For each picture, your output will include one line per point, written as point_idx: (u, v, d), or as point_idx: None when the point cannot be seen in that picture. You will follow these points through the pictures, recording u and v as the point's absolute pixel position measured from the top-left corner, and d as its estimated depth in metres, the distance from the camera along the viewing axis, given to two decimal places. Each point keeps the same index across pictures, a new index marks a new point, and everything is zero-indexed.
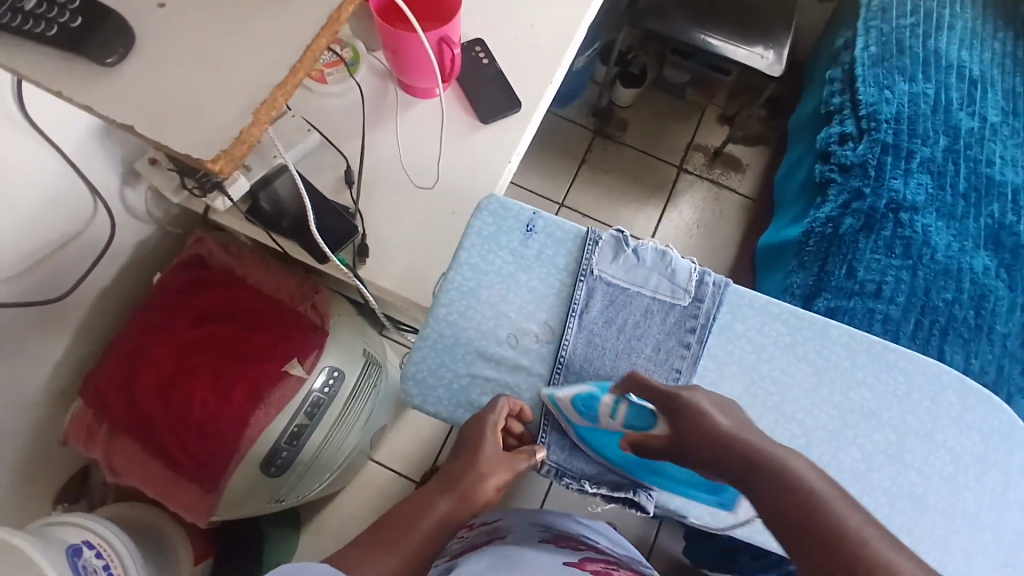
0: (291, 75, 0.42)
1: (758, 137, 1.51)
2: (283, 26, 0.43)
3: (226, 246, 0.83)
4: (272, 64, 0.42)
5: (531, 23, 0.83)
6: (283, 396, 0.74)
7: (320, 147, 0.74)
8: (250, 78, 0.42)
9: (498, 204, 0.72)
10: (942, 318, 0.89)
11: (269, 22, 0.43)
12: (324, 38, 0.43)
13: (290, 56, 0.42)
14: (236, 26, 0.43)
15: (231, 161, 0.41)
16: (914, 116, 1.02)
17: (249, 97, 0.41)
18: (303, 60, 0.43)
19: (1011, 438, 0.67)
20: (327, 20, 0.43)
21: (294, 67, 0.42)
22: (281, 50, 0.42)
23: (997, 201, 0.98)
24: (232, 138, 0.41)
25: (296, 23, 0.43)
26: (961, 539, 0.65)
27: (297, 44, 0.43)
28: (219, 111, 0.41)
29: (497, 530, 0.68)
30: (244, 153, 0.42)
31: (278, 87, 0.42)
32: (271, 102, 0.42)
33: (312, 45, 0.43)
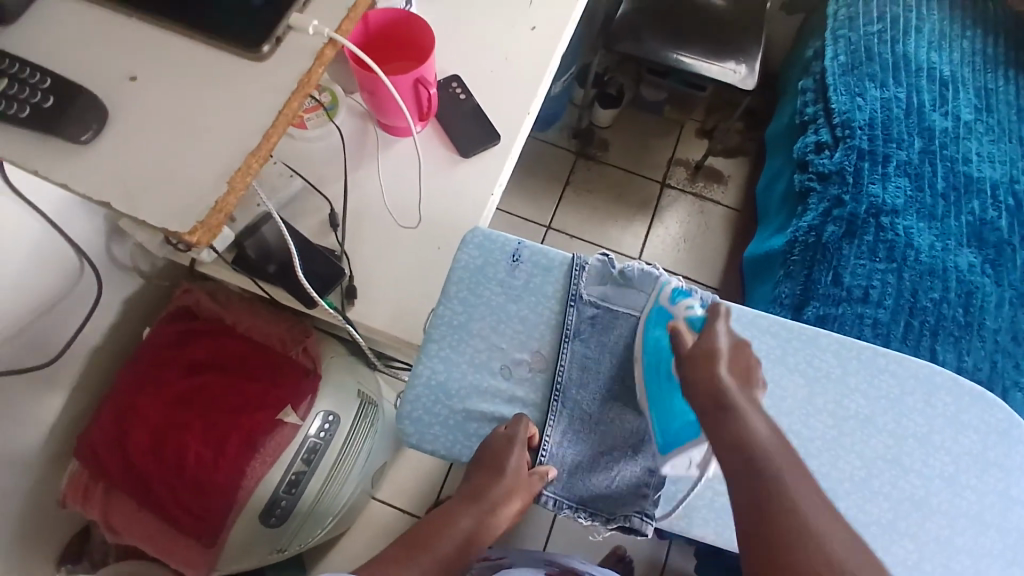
0: (264, 141, 0.43)
1: (737, 148, 1.53)
2: (254, 91, 0.44)
3: (213, 296, 0.83)
4: (246, 128, 0.43)
5: (504, 56, 0.84)
6: (278, 445, 0.73)
7: (303, 192, 0.75)
8: (224, 144, 0.42)
9: (483, 236, 0.72)
10: (932, 318, 0.90)
11: (239, 85, 0.44)
12: (295, 100, 0.44)
13: (263, 121, 0.43)
14: (208, 92, 0.43)
15: (208, 232, 0.41)
16: (887, 121, 1.04)
17: (223, 163, 0.42)
18: (277, 123, 0.43)
19: (1008, 435, 0.67)
20: (298, 83, 0.44)
21: (267, 131, 0.43)
22: (253, 114, 0.43)
23: (977, 197, 1.00)
24: (207, 208, 0.41)
25: (265, 86, 0.44)
26: (968, 540, 0.65)
27: (268, 107, 0.43)
28: (194, 179, 0.42)
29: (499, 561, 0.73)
30: (221, 221, 0.42)
31: (253, 153, 0.42)
32: (245, 169, 0.42)
33: (286, 108, 0.43)
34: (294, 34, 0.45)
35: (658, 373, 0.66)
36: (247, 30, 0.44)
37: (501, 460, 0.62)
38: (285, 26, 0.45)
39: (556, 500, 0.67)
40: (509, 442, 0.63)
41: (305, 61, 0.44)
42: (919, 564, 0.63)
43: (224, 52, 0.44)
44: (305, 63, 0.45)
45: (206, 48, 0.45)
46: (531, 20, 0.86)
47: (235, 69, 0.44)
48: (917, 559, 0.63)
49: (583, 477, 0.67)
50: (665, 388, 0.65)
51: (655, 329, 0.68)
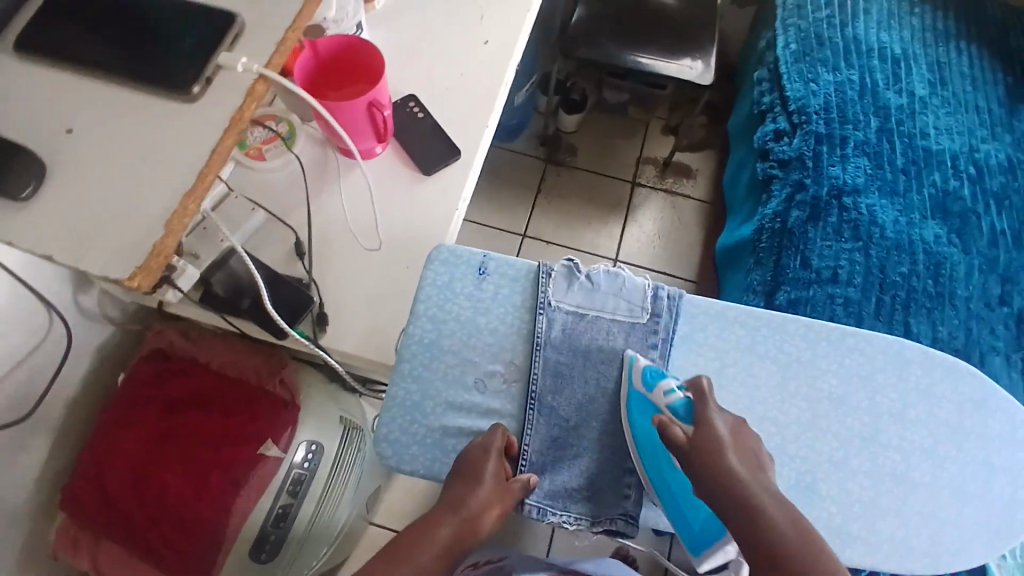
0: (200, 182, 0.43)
1: (703, 142, 1.55)
2: (191, 134, 0.45)
3: (187, 334, 0.82)
4: (183, 172, 0.44)
5: (457, 74, 0.85)
6: (262, 478, 0.73)
7: (268, 223, 0.75)
8: (163, 190, 0.44)
9: (449, 253, 0.73)
10: (902, 292, 0.91)
11: (177, 128, 0.46)
12: (229, 138, 0.45)
13: (197, 164, 0.44)
14: (146, 137, 0.45)
15: (148, 275, 0.42)
16: (841, 104, 1.06)
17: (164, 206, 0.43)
18: (211, 164, 0.44)
19: (982, 402, 0.69)
20: (228, 121, 0.46)
21: (202, 172, 0.44)
22: (189, 158, 0.44)
23: (938, 169, 1.02)
24: (148, 251, 0.42)
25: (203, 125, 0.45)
26: (951, 510, 0.66)
27: (204, 147, 0.44)
28: (136, 223, 0.43)
29: (500, 566, 0.74)
30: (160, 264, 0.43)
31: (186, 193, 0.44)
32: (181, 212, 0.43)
33: (218, 147, 0.45)
34: (224, 72, 0.47)
35: (654, 464, 0.65)
36: (177, 75, 0.46)
37: (480, 472, 0.63)
38: (214, 65, 0.47)
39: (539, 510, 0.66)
40: (485, 453, 0.64)
41: (236, 99, 0.46)
42: (903, 537, 0.64)
43: (160, 98, 0.46)
44: (238, 102, 0.46)
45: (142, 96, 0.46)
46: (483, 35, 0.88)
47: (172, 114, 0.46)
48: (902, 533, 0.64)
49: (563, 484, 0.67)
50: (667, 482, 0.66)
51: (642, 418, 0.66)
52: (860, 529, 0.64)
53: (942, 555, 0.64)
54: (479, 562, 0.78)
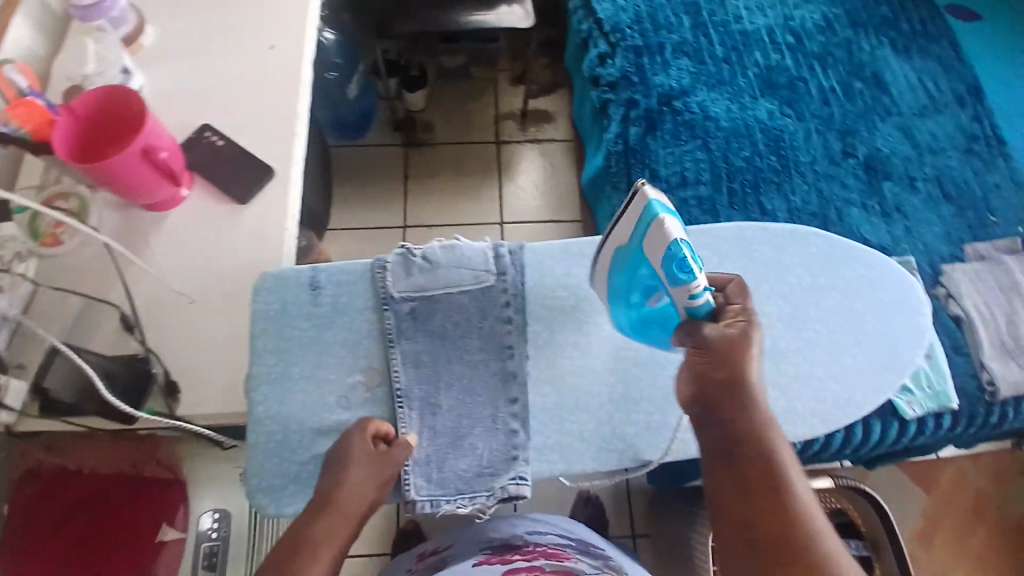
0: None
1: (553, 83, 1.54)
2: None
3: (50, 445, 0.72)
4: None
5: (248, 89, 0.80)
6: (170, 564, 0.72)
7: (87, 308, 0.71)
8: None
9: (275, 277, 0.69)
10: (749, 175, 0.94)
11: None
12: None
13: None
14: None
15: None
16: (651, 12, 1.07)
17: None
18: None
19: (828, 257, 0.72)
20: None
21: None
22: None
23: (757, 48, 1.05)
24: None
25: None
26: (826, 367, 0.68)
27: None
28: None
29: (440, 559, 0.72)
30: None
31: None
32: None
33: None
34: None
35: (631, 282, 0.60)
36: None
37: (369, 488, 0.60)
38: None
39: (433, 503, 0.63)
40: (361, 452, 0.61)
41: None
42: (788, 406, 0.67)
43: None
44: None
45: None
46: (267, 39, 0.83)
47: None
48: (782, 403, 0.67)
49: (452, 469, 0.64)
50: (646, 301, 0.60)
51: (639, 254, 0.57)
52: None
53: (832, 412, 0.67)
54: (425, 556, 0.76)
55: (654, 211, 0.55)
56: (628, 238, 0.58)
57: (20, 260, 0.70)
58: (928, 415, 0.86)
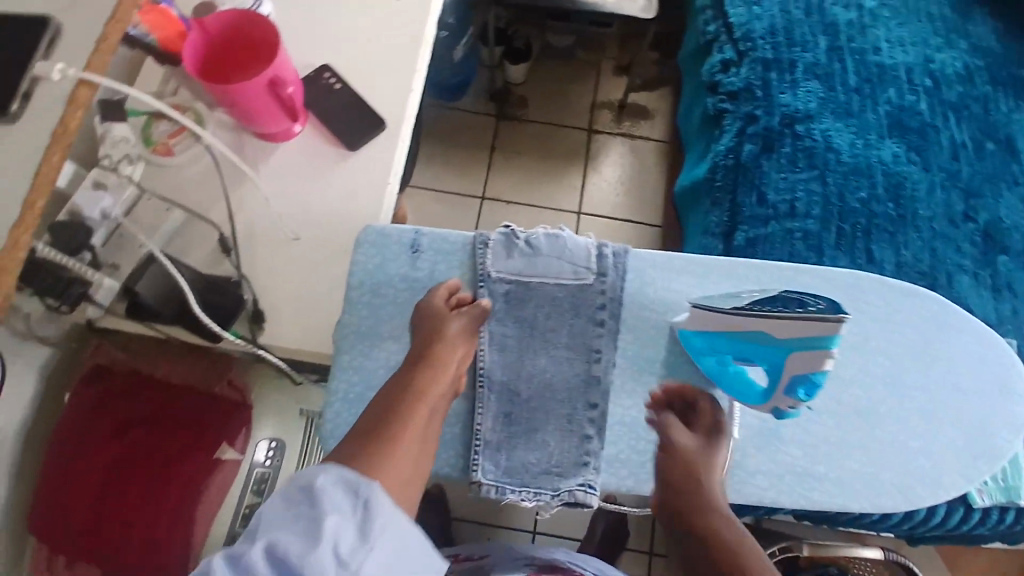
0: (28, 209, 0.37)
1: (658, 79, 1.49)
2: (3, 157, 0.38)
3: (124, 345, 0.76)
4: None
5: (373, 35, 0.79)
6: (222, 483, 0.74)
7: (187, 223, 0.71)
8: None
9: (377, 233, 0.71)
10: (862, 219, 0.89)
11: None
12: (54, 154, 0.38)
13: (17, 191, 0.37)
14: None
15: None
16: (788, 25, 1.00)
17: None
18: (38, 187, 0.37)
19: (944, 324, 0.68)
20: (54, 135, 0.38)
21: (27, 199, 0.37)
22: (5, 185, 0.37)
23: (893, 85, 0.98)
24: None
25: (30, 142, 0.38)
26: (917, 439, 0.65)
27: (27, 171, 0.38)
28: None
29: (480, 565, 0.72)
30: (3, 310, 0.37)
31: (16, 225, 0.36)
32: (12, 248, 0.36)
33: (41, 168, 0.38)
34: (43, 83, 0.39)
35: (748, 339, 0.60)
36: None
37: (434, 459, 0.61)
38: (28, 78, 0.39)
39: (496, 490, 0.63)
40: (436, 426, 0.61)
41: (58, 108, 0.39)
42: (873, 473, 0.63)
43: None
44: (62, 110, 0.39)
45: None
46: None
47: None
48: (869, 468, 0.63)
49: (520, 459, 0.64)
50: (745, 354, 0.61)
51: (779, 352, 0.59)
52: (827, 470, 0.63)
53: (917, 487, 0.64)
54: (461, 558, 0.76)
55: (830, 346, 0.57)
56: (781, 336, 0.58)
57: (129, 163, 0.70)
58: (994, 506, 0.82)
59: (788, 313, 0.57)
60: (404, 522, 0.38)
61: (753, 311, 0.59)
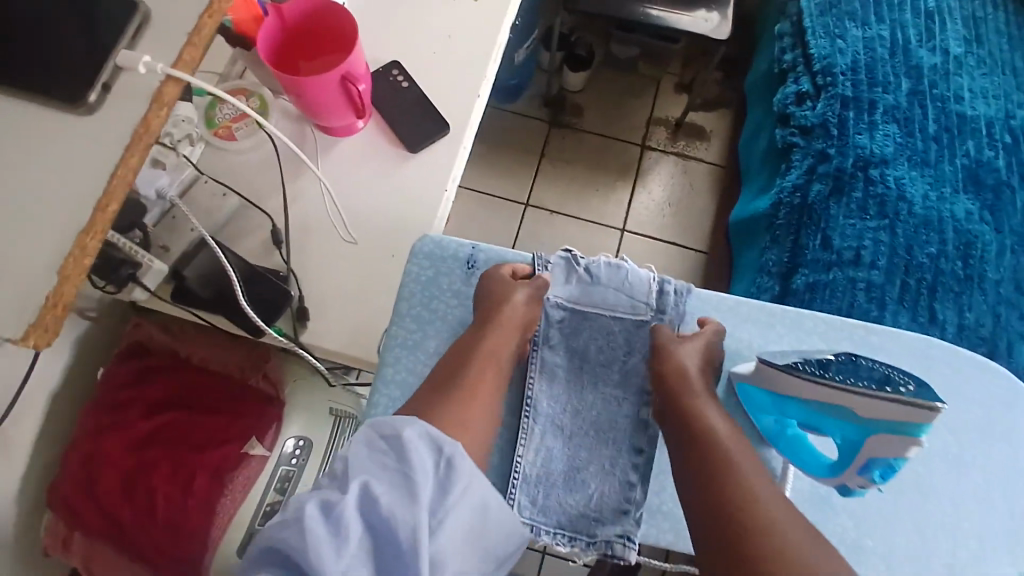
0: (99, 212, 0.36)
1: (718, 101, 1.45)
2: (82, 153, 0.37)
3: (164, 326, 0.77)
4: (69, 202, 0.36)
5: (445, 36, 0.77)
6: (249, 477, 0.72)
7: (241, 210, 0.70)
8: (52, 225, 0.36)
9: (434, 244, 0.70)
10: (929, 276, 0.85)
11: (72, 145, 0.37)
12: (132, 155, 0.38)
13: (94, 192, 0.37)
14: (31, 159, 0.37)
15: (44, 334, 0.35)
16: (871, 63, 0.96)
17: (59, 243, 0.36)
18: (114, 187, 0.37)
19: (1015, 405, 0.63)
20: (132, 135, 0.38)
21: (101, 202, 0.37)
22: (80, 181, 0.37)
23: (972, 138, 0.93)
24: (42, 303, 0.35)
25: (106, 138, 0.37)
26: (972, 524, 0.60)
27: (102, 168, 0.37)
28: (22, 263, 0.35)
29: None
30: (61, 316, 0.36)
31: (85, 229, 0.36)
32: (80, 252, 0.36)
33: (119, 170, 0.37)
34: (125, 74, 0.38)
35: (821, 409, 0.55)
36: (62, 82, 0.37)
37: None
38: (111, 68, 0.38)
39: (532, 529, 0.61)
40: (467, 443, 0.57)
41: (140, 105, 0.38)
42: (924, 552, 0.59)
43: (44, 106, 0.38)
44: (143, 108, 0.38)
45: (15, 104, 0.38)
46: None
47: (59, 126, 0.37)
48: (919, 547, 0.59)
49: (558, 501, 0.62)
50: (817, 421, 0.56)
51: (856, 431, 0.54)
52: (876, 546, 0.59)
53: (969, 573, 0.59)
54: None
55: (919, 434, 0.52)
56: (864, 417, 0.53)
57: (190, 143, 0.69)
58: None
59: (871, 392, 0.52)
60: (476, 482, 0.46)
61: (831, 382, 0.54)
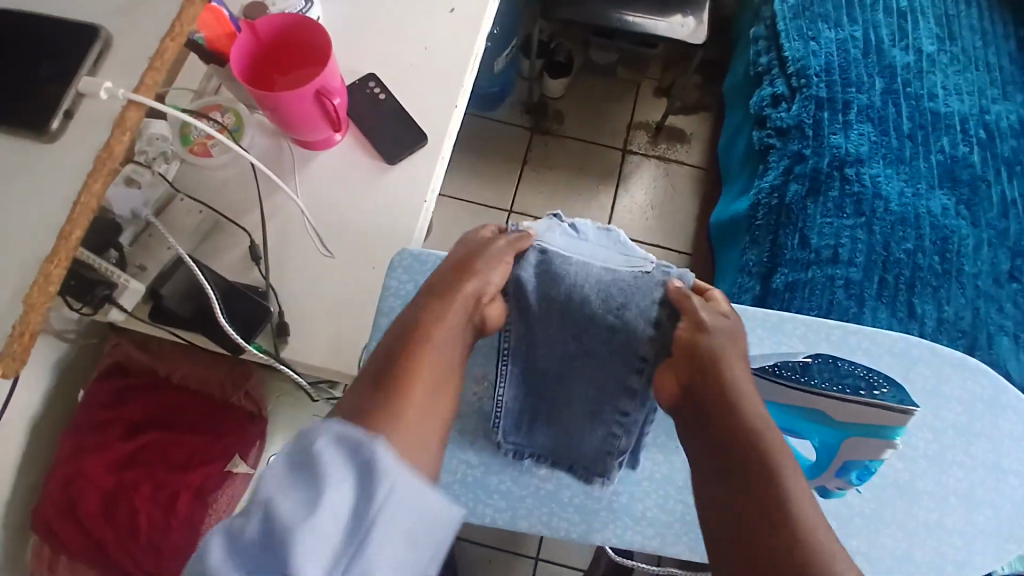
0: (63, 242, 0.36)
1: (698, 104, 1.46)
2: (44, 181, 0.37)
3: (143, 345, 0.75)
4: (33, 228, 0.36)
5: (421, 47, 0.77)
6: (231, 498, 0.71)
7: (218, 225, 0.69)
8: (14, 256, 0.36)
9: (412, 258, 0.70)
10: (907, 271, 0.85)
11: (33, 172, 0.37)
12: (95, 182, 0.37)
13: (57, 221, 0.36)
14: None
15: (11, 363, 0.35)
16: (844, 64, 0.97)
17: (21, 274, 0.36)
18: (78, 214, 0.37)
19: (994, 400, 0.64)
20: (95, 162, 0.37)
21: (64, 230, 0.36)
22: (44, 207, 0.36)
23: (946, 133, 0.94)
24: (7, 334, 0.35)
25: (69, 165, 0.37)
26: (956, 520, 0.61)
27: (66, 196, 0.37)
28: None
29: None
30: (27, 345, 0.36)
31: (48, 258, 0.36)
32: (44, 280, 0.36)
33: (81, 196, 0.37)
34: (87, 101, 0.39)
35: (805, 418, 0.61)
36: (23, 110, 0.37)
37: None
38: (73, 94, 0.38)
39: (505, 518, 0.65)
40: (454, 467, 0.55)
41: (103, 131, 0.38)
42: (906, 551, 0.60)
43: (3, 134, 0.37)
44: (107, 133, 0.38)
45: None
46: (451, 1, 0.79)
47: (18, 154, 0.37)
48: (904, 546, 0.60)
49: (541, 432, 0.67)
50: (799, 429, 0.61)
51: (834, 434, 0.60)
52: (860, 545, 0.60)
53: (948, 570, 0.60)
54: None
55: (894, 437, 0.59)
56: (842, 420, 0.60)
57: (164, 161, 0.69)
58: None
59: (850, 397, 0.60)
60: (409, 493, 0.33)
61: (814, 387, 0.60)
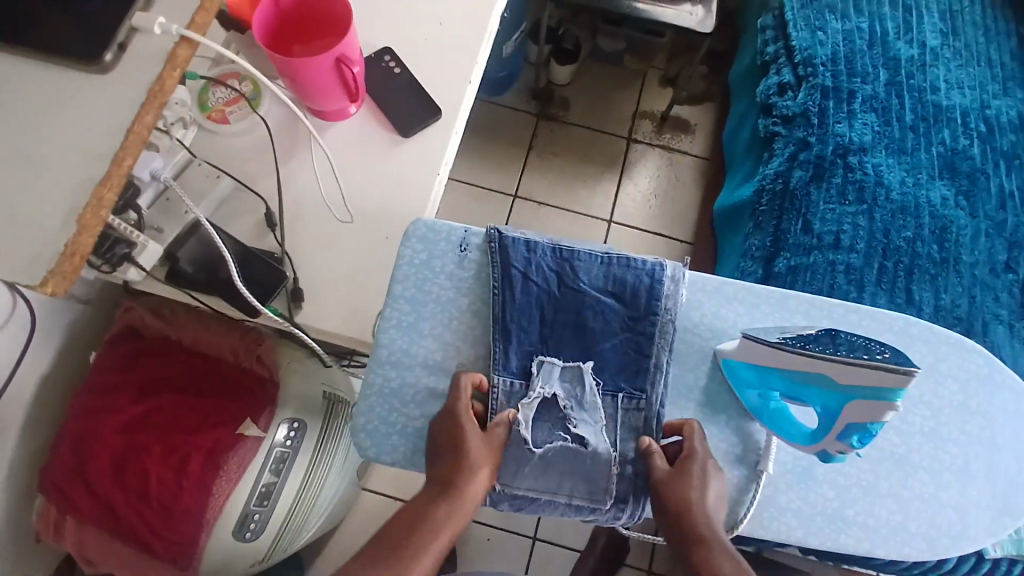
0: (114, 167, 0.41)
1: (704, 94, 1.48)
2: (101, 116, 0.41)
3: (158, 312, 0.77)
4: (91, 158, 0.41)
5: (437, 24, 0.78)
6: (242, 458, 0.71)
7: (235, 192, 0.70)
8: (71, 178, 0.41)
9: (426, 227, 0.69)
10: (906, 259, 0.87)
11: (93, 103, 0.42)
12: (146, 114, 0.42)
13: (112, 146, 0.41)
14: (53, 117, 0.41)
15: (61, 279, 0.40)
16: (850, 54, 0.99)
17: (74, 197, 0.40)
18: (127, 145, 0.41)
19: (991, 378, 0.66)
20: (147, 94, 0.42)
21: (117, 156, 0.41)
22: (101, 139, 0.41)
23: (948, 126, 0.96)
24: (58, 253, 0.39)
25: (123, 99, 0.42)
26: (951, 494, 0.63)
27: (117, 126, 0.42)
28: (47, 209, 0.40)
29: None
30: (76, 266, 0.40)
31: (100, 182, 0.40)
32: (96, 203, 0.40)
33: (134, 126, 0.42)
34: (138, 36, 0.43)
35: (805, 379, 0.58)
36: (80, 42, 0.42)
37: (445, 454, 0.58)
38: (126, 29, 0.43)
39: None
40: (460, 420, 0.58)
41: (150, 71, 0.42)
42: (901, 522, 0.62)
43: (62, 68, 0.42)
44: (156, 70, 0.43)
45: (38, 66, 0.42)
46: None
47: (81, 87, 0.42)
48: (899, 517, 0.62)
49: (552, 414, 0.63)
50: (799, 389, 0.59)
51: (834, 398, 0.57)
52: (857, 515, 0.62)
53: (940, 539, 0.62)
54: None
55: (894, 397, 0.55)
56: (842, 381, 0.56)
57: (182, 127, 0.70)
58: (1003, 558, 0.78)
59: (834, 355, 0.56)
60: None
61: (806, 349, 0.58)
